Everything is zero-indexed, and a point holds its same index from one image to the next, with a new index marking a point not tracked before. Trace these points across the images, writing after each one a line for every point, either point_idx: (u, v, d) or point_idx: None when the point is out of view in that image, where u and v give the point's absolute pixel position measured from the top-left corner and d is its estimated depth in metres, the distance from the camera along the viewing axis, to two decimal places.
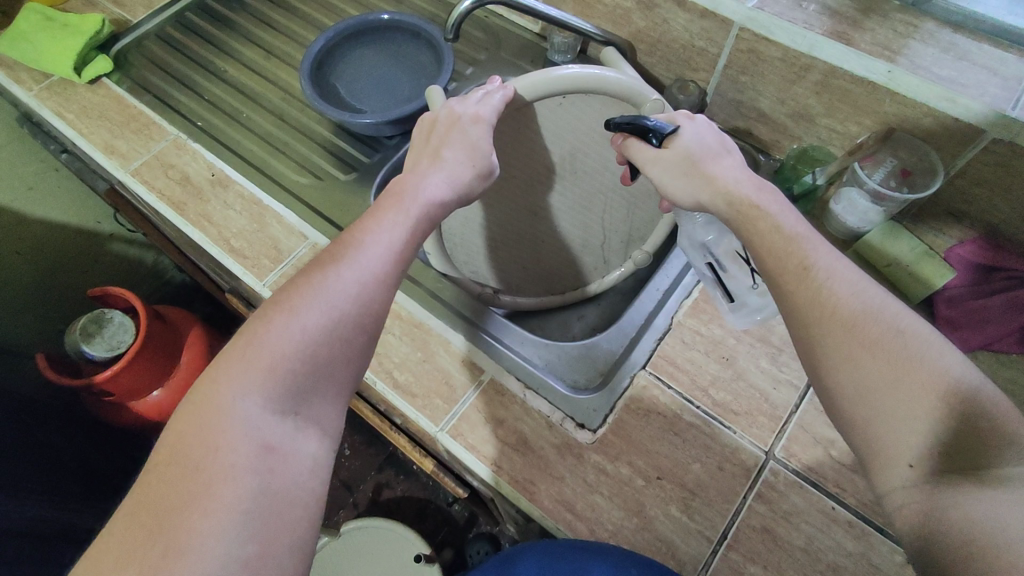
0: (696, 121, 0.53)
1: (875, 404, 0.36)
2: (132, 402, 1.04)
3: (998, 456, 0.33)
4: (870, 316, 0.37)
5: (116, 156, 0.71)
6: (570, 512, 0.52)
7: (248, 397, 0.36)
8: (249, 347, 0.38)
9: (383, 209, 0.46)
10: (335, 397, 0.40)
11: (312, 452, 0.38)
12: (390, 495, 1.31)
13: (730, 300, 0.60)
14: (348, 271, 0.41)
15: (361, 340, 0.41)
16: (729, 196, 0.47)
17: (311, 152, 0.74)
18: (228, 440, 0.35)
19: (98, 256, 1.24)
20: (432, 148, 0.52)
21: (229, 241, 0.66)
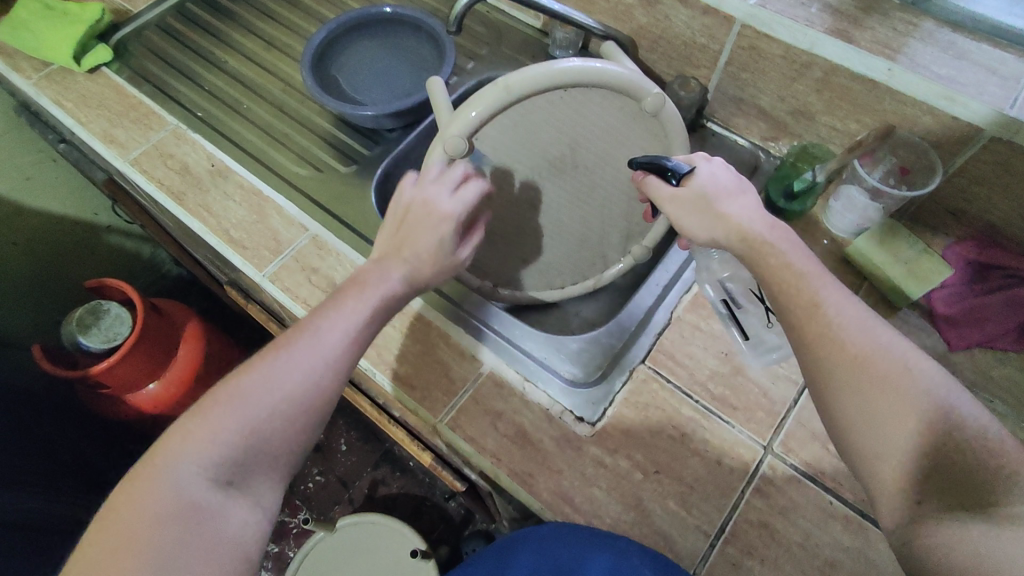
0: (711, 162, 0.53)
1: (884, 442, 0.38)
2: (129, 396, 1.03)
3: (1004, 494, 0.35)
4: (877, 354, 0.39)
5: (115, 145, 0.71)
6: (568, 505, 0.53)
7: (186, 466, 0.40)
8: (198, 419, 0.42)
9: (343, 293, 0.50)
10: (273, 472, 0.44)
11: (241, 521, 0.41)
12: (386, 492, 1.30)
13: (746, 339, 0.59)
14: (299, 355, 0.45)
15: (304, 423, 0.45)
16: (743, 232, 0.48)
17: (311, 144, 0.74)
18: (160, 504, 0.39)
19: (95, 248, 1.23)
20: (401, 235, 0.53)
21: (229, 232, 0.65)
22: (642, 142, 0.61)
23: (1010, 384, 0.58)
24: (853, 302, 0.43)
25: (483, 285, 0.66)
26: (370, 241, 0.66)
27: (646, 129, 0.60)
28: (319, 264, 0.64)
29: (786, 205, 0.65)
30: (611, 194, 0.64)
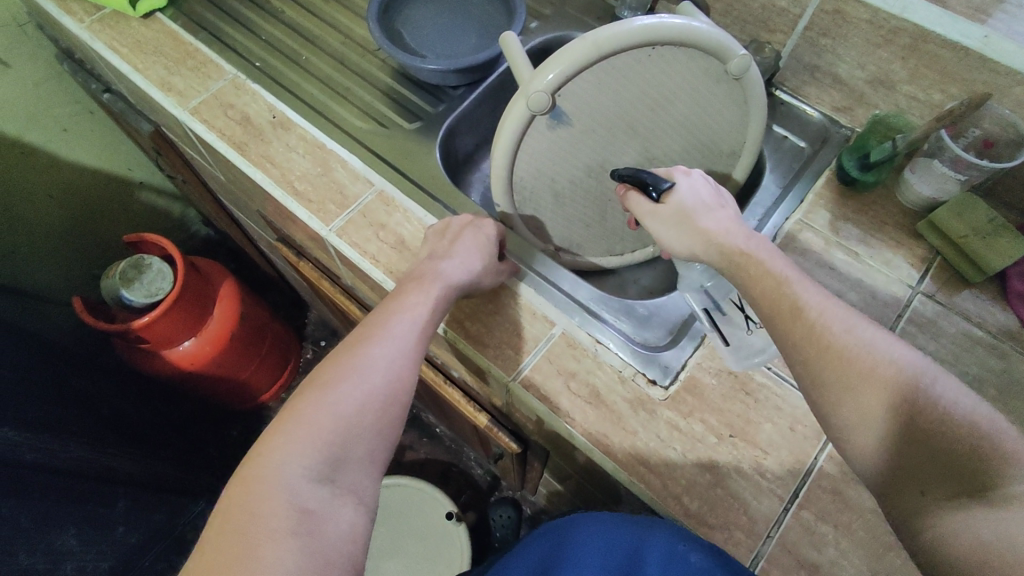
0: (692, 174, 0.56)
1: (883, 440, 0.39)
2: (165, 352, 1.02)
3: (1002, 475, 0.34)
4: (863, 352, 0.40)
5: (174, 93, 0.70)
6: (643, 466, 0.53)
7: (290, 465, 0.40)
8: (290, 421, 0.42)
9: (405, 294, 0.53)
10: (369, 467, 0.43)
11: (349, 519, 0.41)
12: (413, 457, 1.32)
13: (727, 343, 0.57)
14: (377, 349, 0.48)
15: (389, 414, 0.46)
16: (719, 248, 0.50)
17: (373, 100, 0.73)
18: (271, 507, 0.38)
19: (128, 205, 1.22)
20: (447, 244, 0.58)
21: (293, 184, 0.65)
22: (721, 106, 0.61)
23: None
24: (832, 302, 0.44)
25: (546, 247, 0.68)
26: (436, 198, 0.65)
27: (726, 94, 0.60)
28: (387, 220, 0.63)
29: (860, 175, 0.64)
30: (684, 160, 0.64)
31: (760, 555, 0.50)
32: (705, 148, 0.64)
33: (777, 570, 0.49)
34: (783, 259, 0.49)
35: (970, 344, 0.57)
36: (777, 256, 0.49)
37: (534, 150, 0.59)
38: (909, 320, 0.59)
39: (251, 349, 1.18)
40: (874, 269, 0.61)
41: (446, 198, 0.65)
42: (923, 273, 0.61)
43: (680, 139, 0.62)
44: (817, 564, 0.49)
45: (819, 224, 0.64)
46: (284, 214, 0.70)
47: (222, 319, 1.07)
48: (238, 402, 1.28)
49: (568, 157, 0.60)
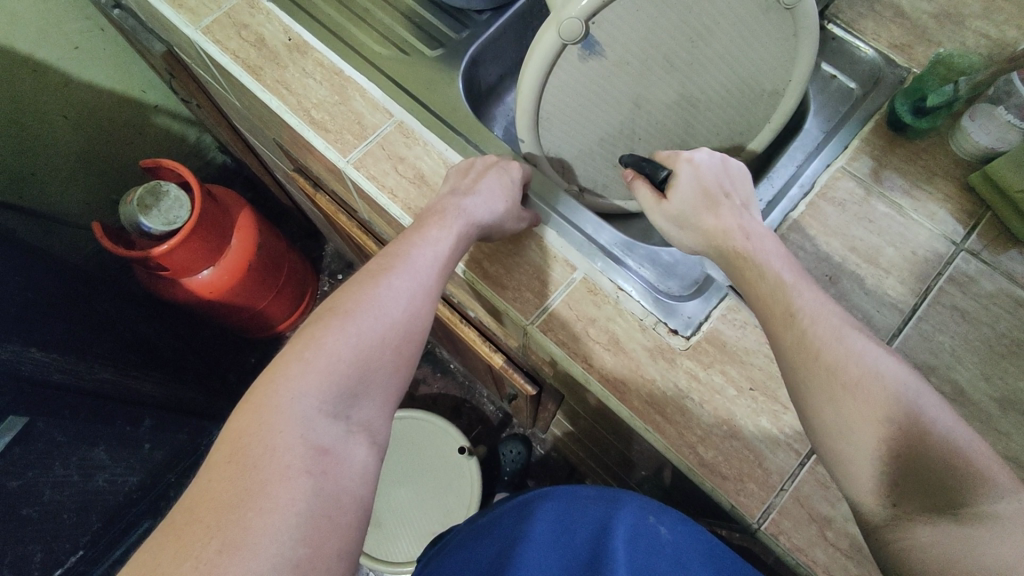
0: (694, 160, 0.54)
1: (854, 448, 0.39)
2: (183, 280, 1.03)
3: (975, 496, 0.36)
4: (852, 362, 0.41)
5: (185, 11, 0.66)
6: (659, 415, 0.52)
7: (305, 398, 0.40)
8: (306, 351, 0.42)
9: (427, 227, 0.51)
10: (381, 406, 0.44)
11: (361, 457, 0.41)
12: (426, 391, 1.34)
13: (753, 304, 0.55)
14: (397, 283, 0.47)
15: (406, 352, 0.46)
16: (720, 247, 0.50)
17: (394, 24, 0.68)
18: (285, 439, 0.38)
19: (143, 130, 1.20)
20: (470, 182, 0.55)
21: (310, 112, 0.62)
22: (767, 39, 0.56)
23: None
24: (826, 308, 0.45)
25: (570, 188, 0.65)
26: (457, 132, 0.62)
27: (775, 25, 0.55)
28: (406, 153, 0.60)
29: (914, 121, 0.59)
30: (724, 99, 0.60)
31: (770, 507, 0.50)
32: (747, 86, 0.60)
33: (788, 522, 0.49)
34: (783, 258, 0.49)
35: (1012, 305, 0.55)
36: (779, 255, 0.49)
37: (562, 83, 0.55)
38: (948, 278, 0.56)
39: (268, 280, 1.18)
40: (917, 223, 0.58)
41: (468, 132, 0.62)
42: (968, 229, 0.58)
43: (721, 75, 0.58)
44: (828, 518, 0.49)
45: (862, 173, 0.61)
46: (300, 143, 0.68)
47: (238, 251, 1.07)
48: (257, 330, 1.29)
49: (598, 92, 0.56)
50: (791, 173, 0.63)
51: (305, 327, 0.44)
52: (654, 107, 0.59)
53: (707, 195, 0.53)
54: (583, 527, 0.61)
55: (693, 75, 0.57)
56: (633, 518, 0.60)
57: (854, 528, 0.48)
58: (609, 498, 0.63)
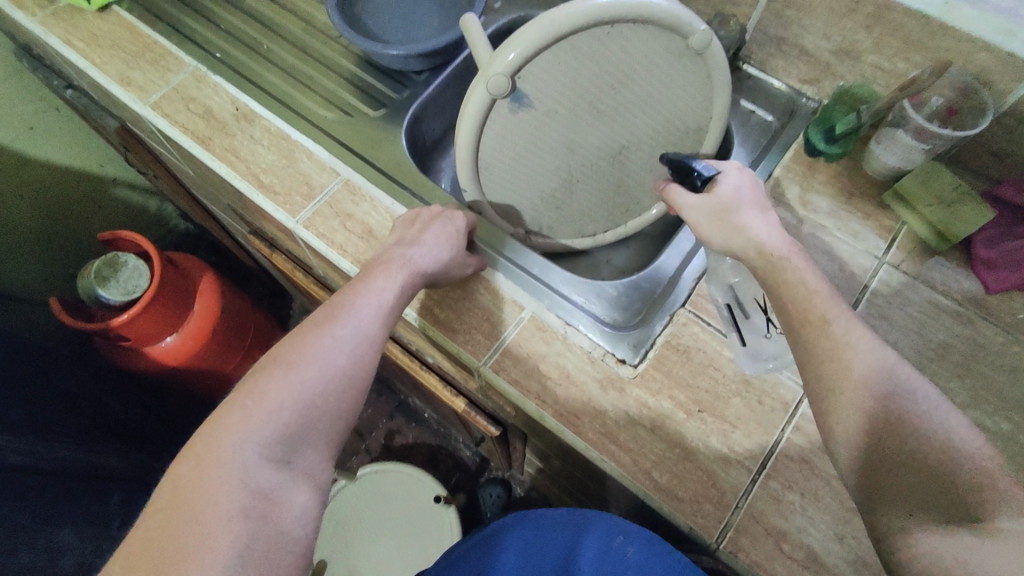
0: (740, 173, 0.55)
1: (874, 457, 0.39)
2: (147, 348, 1.02)
3: (998, 512, 0.34)
4: (884, 373, 0.40)
5: (134, 88, 0.68)
6: (614, 444, 0.53)
7: (245, 447, 0.40)
8: (247, 401, 0.42)
9: (374, 273, 0.52)
10: (323, 450, 0.44)
11: (302, 501, 0.42)
12: (402, 442, 1.33)
13: (742, 342, 0.56)
14: (342, 329, 0.47)
15: (350, 397, 0.46)
16: (758, 247, 0.49)
17: (337, 88, 0.72)
18: (223, 489, 0.39)
19: (102, 202, 1.20)
20: (419, 227, 0.57)
21: (259, 177, 0.64)
22: (685, 83, 0.60)
23: None
24: (858, 321, 0.44)
25: (516, 231, 0.68)
26: (403, 185, 0.65)
27: (690, 69, 0.59)
28: (354, 209, 0.62)
29: (826, 148, 0.64)
30: (653, 138, 0.64)
31: (728, 526, 0.51)
32: (674, 125, 0.64)
33: (746, 539, 0.50)
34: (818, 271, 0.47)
35: (934, 311, 0.58)
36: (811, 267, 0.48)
37: (497, 134, 0.58)
38: (874, 290, 0.59)
39: (234, 342, 1.16)
40: (841, 240, 0.62)
41: (413, 184, 0.65)
42: (889, 243, 0.61)
43: (647, 117, 0.62)
44: (784, 531, 0.50)
45: (787, 198, 0.65)
46: (252, 206, 0.70)
47: (203, 316, 1.07)
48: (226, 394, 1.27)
49: (531, 140, 0.60)
50: None
51: (249, 376, 0.45)
52: (587, 151, 0.63)
53: (748, 202, 0.53)
54: (550, 554, 0.62)
55: (620, 118, 0.61)
56: (598, 544, 0.61)
57: (808, 538, 0.49)
58: (575, 521, 0.63)
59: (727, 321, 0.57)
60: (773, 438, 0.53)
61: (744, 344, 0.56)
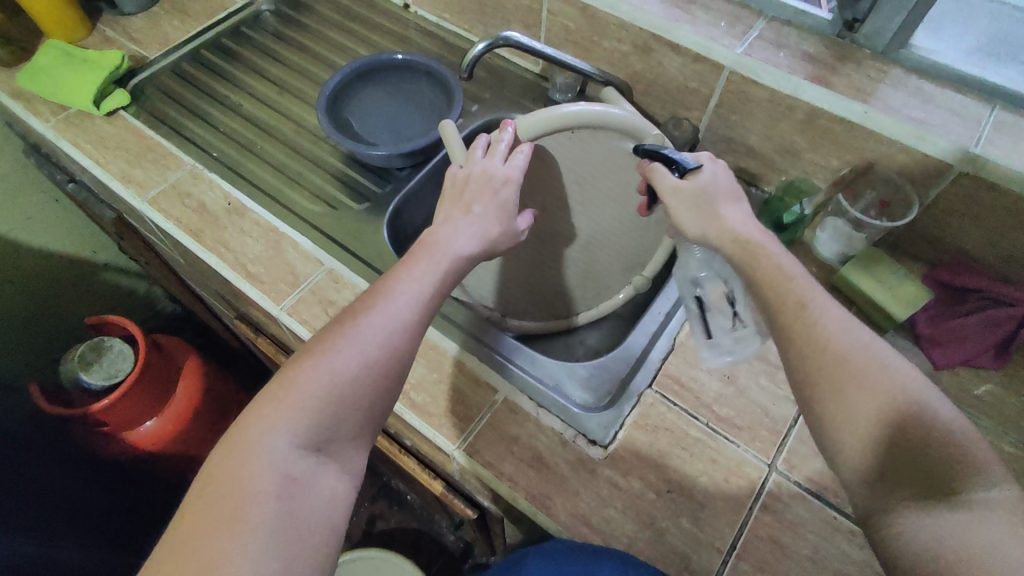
0: (717, 163, 0.54)
1: (862, 437, 0.39)
2: (124, 434, 1.02)
3: (970, 483, 0.36)
4: (857, 354, 0.40)
5: (133, 185, 0.73)
6: (586, 526, 0.54)
7: (278, 432, 0.41)
8: (283, 387, 0.43)
9: (416, 259, 0.51)
10: (355, 438, 0.44)
11: (332, 485, 0.42)
12: (384, 527, 1.29)
13: (707, 337, 0.63)
14: (379, 317, 0.46)
15: (384, 385, 0.45)
16: (734, 234, 0.48)
17: (324, 183, 0.77)
18: (256, 470, 0.39)
19: (91, 287, 1.22)
20: (464, 202, 0.56)
21: (246, 267, 0.68)
22: None
23: (990, 401, 0.61)
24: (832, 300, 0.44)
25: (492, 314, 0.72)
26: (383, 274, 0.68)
27: None
28: (336, 296, 0.66)
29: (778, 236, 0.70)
30: (617, 228, 0.69)
31: None
32: (637, 218, 0.68)
33: None
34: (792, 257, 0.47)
35: None
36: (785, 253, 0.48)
37: None
38: None
39: (216, 423, 1.16)
40: None
41: None
42: None
43: (609, 210, 0.68)
44: None
45: None
46: (240, 294, 0.73)
47: (184, 399, 1.07)
48: None
49: None
50: None
51: (287, 362, 0.45)
52: None
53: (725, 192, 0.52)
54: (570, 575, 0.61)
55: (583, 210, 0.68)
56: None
57: None
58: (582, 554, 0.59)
59: (699, 318, 0.63)
60: (740, 517, 0.54)
61: (709, 338, 0.63)
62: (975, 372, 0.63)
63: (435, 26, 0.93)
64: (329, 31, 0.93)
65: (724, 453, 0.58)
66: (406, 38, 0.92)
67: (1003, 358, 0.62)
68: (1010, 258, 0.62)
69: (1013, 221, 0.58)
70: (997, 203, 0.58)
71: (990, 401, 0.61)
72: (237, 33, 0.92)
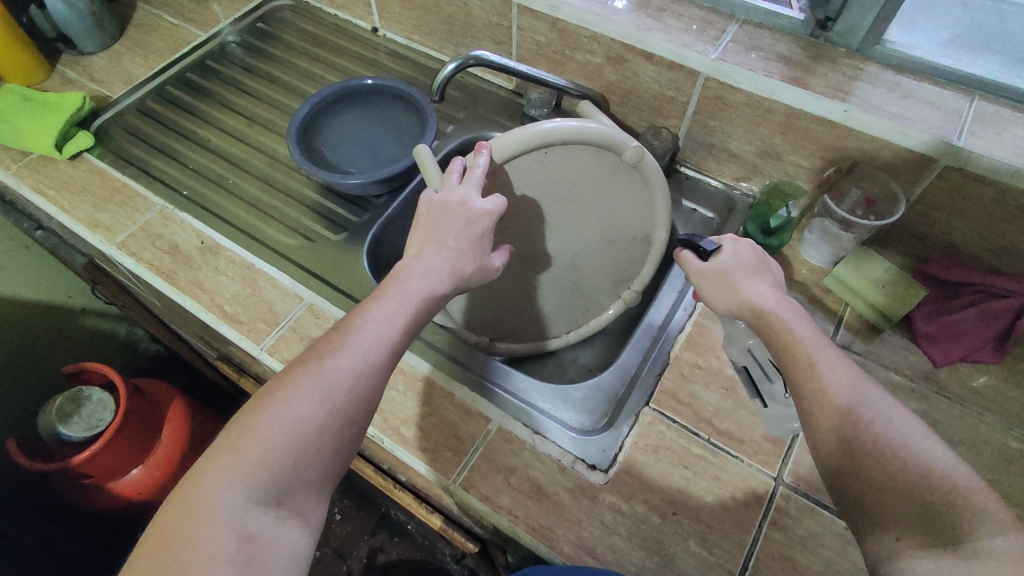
0: (739, 242, 0.55)
1: (865, 485, 0.39)
2: (110, 484, 0.97)
3: (974, 533, 0.35)
4: (862, 405, 0.41)
5: (101, 230, 0.71)
6: (591, 557, 0.52)
7: (233, 489, 0.39)
8: (240, 438, 0.40)
9: (383, 297, 0.50)
10: (317, 488, 0.42)
11: (292, 540, 0.40)
12: (385, 560, 1.26)
13: (764, 405, 0.58)
14: (344, 361, 0.45)
15: (349, 431, 0.44)
16: (750, 308, 0.50)
17: (300, 215, 0.75)
18: (211, 531, 0.37)
19: (69, 332, 1.19)
20: (438, 232, 0.54)
21: (223, 307, 0.65)
22: (626, 194, 0.63)
23: (992, 396, 0.60)
24: (840, 357, 0.44)
25: (480, 340, 0.71)
26: None
27: (626, 181, 0.62)
28: (317, 332, 0.64)
29: (766, 240, 0.69)
30: (603, 243, 0.67)
31: None
32: (622, 232, 0.66)
33: None
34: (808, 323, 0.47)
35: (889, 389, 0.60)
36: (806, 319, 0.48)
37: None
38: None
39: None
40: None
41: None
42: (837, 324, 0.64)
43: (592, 225, 0.66)
44: None
45: None
46: (218, 335, 0.71)
47: (170, 442, 1.03)
48: None
49: None
50: (675, 297, 0.69)
51: (244, 408, 0.43)
52: None
53: (746, 268, 0.53)
54: None
55: (567, 228, 0.66)
56: None
57: None
58: None
59: (749, 387, 0.59)
60: (750, 537, 0.52)
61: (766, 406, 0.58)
62: (976, 367, 0.62)
63: (405, 48, 0.92)
64: (297, 60, 0.92)
65: (728, 470, 0.56)
66: (376, 62, 0.91)
67: (1002, 351, 0.61)
68: (1000, 249, 0.61)
69: (1002, 213, 0.58)
70: (984, 195, 0.57)
71: (993, 396, 0.60)
72: (203, 67, 0.91)
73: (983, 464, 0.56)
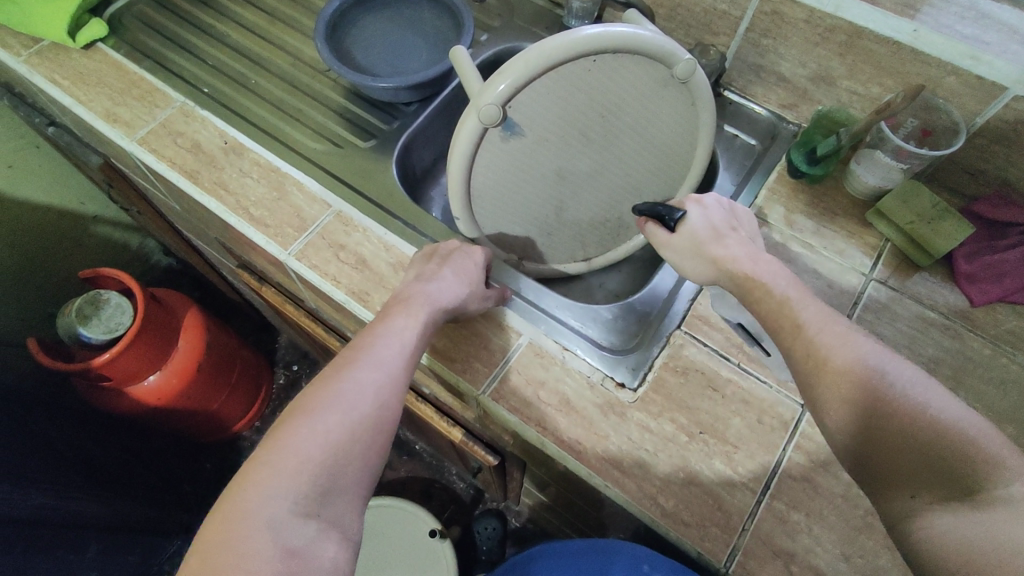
0: (703, 203, 0.56)
1: (870, 442, 0.38)
2: (130, 390, 0.99)
3: (990, 481, 0.34)
4: (856, 362, 0.40)
5: (120, 124, 0.68)
6: (617, 470, 0.53)
7: (273, 501, 0.38)
8: (273, 453, 0.40)
9: (392, 315, 0.51)
10: (353, 499, 0.41)
11: (332, 550, 0.38)
12: (394, 476, 1.30)
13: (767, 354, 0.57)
14: (364, 374, 0.45)
15: (378, 441, 0.43)
16: (729, 273, 0.50)
17: (325, 119, 0.72)
18: (254, 546, 0.36)
19: (82, 239, 1.18)
20: (434, 266, 0.56)
21: (249, 210, 0.63)
22: (671, 112, 0.61)
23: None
24: (832, 319, 0.44)
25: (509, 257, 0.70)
26: (395, 215, 0.65)
27: (673, 98, 0.60)
28: (346, 240, 0.62)
29: (809, 168, 0.66)
30: (641, 165, 0.65)
31: (735, 549, 0.50)
32: (663, 152, 0.64)
33: (754, 561, 0.49)
34: (786, 277, 0.49)
35: (924, 326, 0.60)
36: (784, 277, 0.49)
37: (488, 163, 0.59)
38: (864, 307, 0.61)
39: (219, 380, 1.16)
40: (829, 259, 0.63)
41: (407, 216, 0.65)
42: (874, 260, 0.63)
43: (633, 145, 0.63)
44: (792, 552, 0.50)
45: (775, 219, 0.66)
46: (242, 240, 0.69)
47: (189, 351, 1.05)
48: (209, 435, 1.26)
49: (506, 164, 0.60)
50: None
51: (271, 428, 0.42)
52: (576, 175, 0.63)
53: (715, 232, 0.54)
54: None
55: None
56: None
57: (816, 559, 0.49)
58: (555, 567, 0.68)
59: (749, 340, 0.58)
60: (775, 458, 0.53)
61: (770, 355, 0.57)
62: (1013, 308, 0.61)
63: None
64: None
65: (758, 394, 0.56)
66: None
67: None
68: None
69: None
70: None
71: None
72: None
73: (1009, 402, 0.56)
